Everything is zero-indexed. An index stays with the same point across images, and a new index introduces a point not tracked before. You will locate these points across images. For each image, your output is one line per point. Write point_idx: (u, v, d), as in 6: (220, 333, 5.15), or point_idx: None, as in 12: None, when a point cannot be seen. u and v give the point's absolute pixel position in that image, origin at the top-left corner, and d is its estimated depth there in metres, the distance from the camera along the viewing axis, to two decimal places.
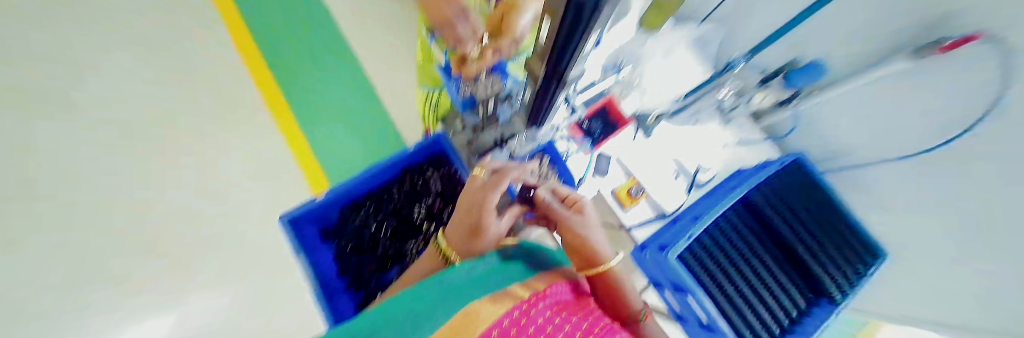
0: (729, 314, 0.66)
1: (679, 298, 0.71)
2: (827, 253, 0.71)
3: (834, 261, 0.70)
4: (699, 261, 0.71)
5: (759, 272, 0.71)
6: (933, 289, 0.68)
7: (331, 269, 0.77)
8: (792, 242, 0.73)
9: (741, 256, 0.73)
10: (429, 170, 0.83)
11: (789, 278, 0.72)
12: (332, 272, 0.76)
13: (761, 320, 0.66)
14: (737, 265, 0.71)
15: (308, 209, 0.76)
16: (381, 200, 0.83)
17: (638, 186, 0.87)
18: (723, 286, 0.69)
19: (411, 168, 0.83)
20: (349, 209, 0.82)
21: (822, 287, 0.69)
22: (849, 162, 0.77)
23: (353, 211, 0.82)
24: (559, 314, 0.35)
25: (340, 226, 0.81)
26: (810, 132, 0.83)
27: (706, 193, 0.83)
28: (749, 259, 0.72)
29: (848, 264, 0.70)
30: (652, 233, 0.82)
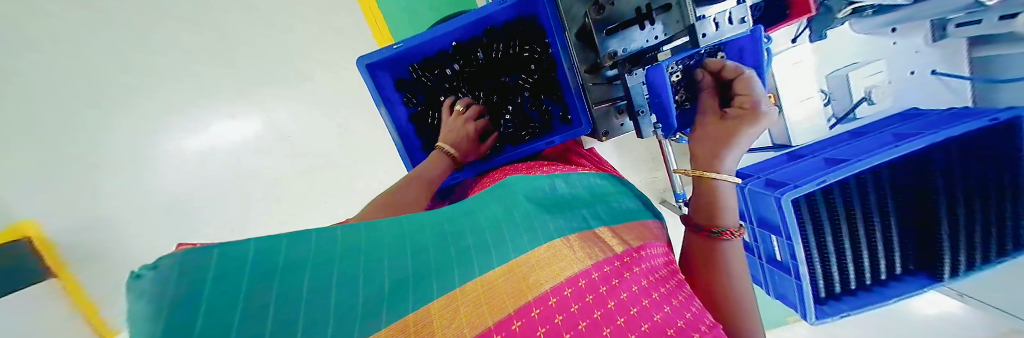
0: (811, 256, 0.62)
1: (758, 232, 0.69)
2: (887, 244, 0.63)
3: (887, 249, 0.63)
4: (813, 209, 0.61)
5: (838, 242, 0.62)
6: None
7: (409, 131, 0.73)
8: (889, 225, 0.62)
9: (829, 227, 0.61)
10: (519, 38, 0.64)
11: (883, 251, 0.63)
12: (410, 130, 0.73)
13: (829, 276, 0.64)
14: (851, 215, 0.61)
15: (385, 56, 0.63)
16: (460, 67, 0.67)
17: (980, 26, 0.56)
18: (824, 236, 0.61)
19: (498, 28, 0.64)
20: (421, 70, 0.68)
21: (894, 268, 0.64)
22: None
23: (429, 72, 0.68)
24: (649, 293, 0.31)
25: (416, 85, 0.69)
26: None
27: (899, 144, 0.55)
28: (835, 231, 0.61)
29: (889, 258, 0.63)
30: (761, 169, 0.72)
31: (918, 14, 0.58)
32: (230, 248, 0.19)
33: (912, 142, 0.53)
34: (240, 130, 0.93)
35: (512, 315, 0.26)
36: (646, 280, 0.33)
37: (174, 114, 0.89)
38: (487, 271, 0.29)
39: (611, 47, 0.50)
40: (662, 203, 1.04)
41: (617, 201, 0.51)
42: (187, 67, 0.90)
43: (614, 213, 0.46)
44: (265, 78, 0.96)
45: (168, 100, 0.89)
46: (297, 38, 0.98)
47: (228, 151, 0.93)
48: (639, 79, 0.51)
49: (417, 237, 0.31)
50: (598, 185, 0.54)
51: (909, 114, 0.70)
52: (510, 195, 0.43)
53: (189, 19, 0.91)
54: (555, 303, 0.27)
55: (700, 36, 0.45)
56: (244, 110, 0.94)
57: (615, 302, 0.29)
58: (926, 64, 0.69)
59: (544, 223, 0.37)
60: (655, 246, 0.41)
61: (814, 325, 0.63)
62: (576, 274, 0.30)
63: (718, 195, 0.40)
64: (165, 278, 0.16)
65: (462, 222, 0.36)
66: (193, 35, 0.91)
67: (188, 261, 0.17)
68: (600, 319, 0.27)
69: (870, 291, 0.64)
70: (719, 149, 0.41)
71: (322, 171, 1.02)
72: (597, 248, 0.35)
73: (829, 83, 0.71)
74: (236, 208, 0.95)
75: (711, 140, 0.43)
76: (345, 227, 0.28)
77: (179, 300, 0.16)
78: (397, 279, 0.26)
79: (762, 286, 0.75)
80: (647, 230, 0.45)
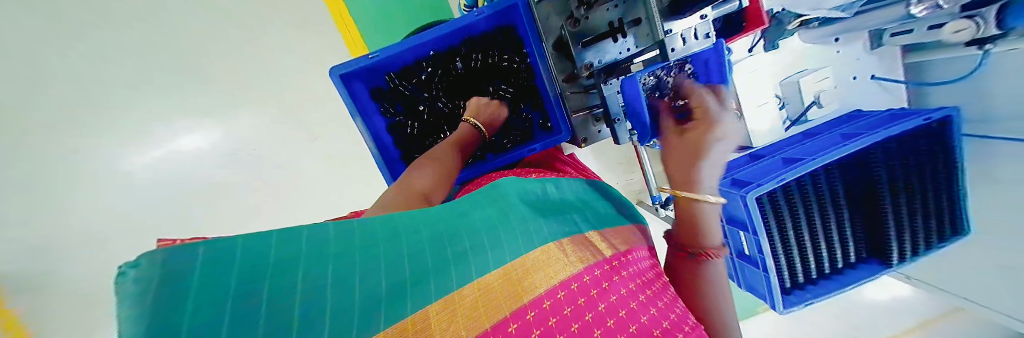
0: (777, 251, 0.66)
1: (728, 229, 0.73)
2: (844, 236, 0.69)
3: (844, 240, 0.69)
4: (775, 205, 0.66)
5: (802, 236, 0.67)
6: (976, 271, 0.69)
7: (388, 141, 0.72)
8: (844, 220, 0.67)
9: (791, 220, 0.66)
10: (497, 47, 0.65)
11: (840, 242, 0.69)
12: (388, 142, 0.72)
13: (793, 268, 0.69)
14: (810, 211, 0.66)
15: (361, 65, 0.61)
16: (440, 76, 0.68)
17: (907, 37, 0.63)
18: (785, 230, 0.66)
19: (476, 38, 0.65)
20: (399, 79, 0.68)
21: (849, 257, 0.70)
22: (986, 129, 0.63)
23: (409, 81, 0.68)
24: (637, 296, 0.32)
25: (395, 95, 0.69)
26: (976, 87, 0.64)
27: (847, 143, 0.60)
28: (798, 225, 0.66)
29: (846, 249, 0.69)
30: (730, 168, 0.77)
31: (857, 27, 0.65)
32: (220, 245, 0.18)
33: (860, 141, 0.58)
34: (196, 144, 0.87)
35: (509, 316, 0.26)
36: (634, 283, 0.34)
37: (128, 128, 0.83)
38: (485, 275, 0.29)
39: (588, 59, 0.52)
40: (640, 204, 1.09)
41: (603, 206, 0.53)
42: (144, 79, 0.86)
43: (600, 218, 0.48)
44: (230, 89, 0.91)
45: (119, 113, 0.83)
46: (263, 47, 0.94)
47: (188, 165, 0.87)
48: (614, 88, 0.54)
49: (412, 238, 0.30)
50: (584, 191, 0.55)
51: (854, 116, 0.77)
52: (503, 197, 0.42)
53: (146, 30, 0.87)
54: (550, 306, 0.28)
55: (670, 50, 0.50)
56: (205, 121, 0.88)
57: (606, 305, 0.30)
58: (867, 69, 0.76)
59: (537, 227, 0.38)
60: (640, 250, 0.42)
61: (781, 313, 0.68)
62: (569, 277, 0.31)
63: (699, 215, 0.41)
64: (153, 277, 0.14)
65: (456, 223, 0.35)
66: (151, 46, 0.87)
67: (182, 256, 0.16)
68: (592, 321, 0.28)
69: (829, 279, 0.69)
70: (691, 165, 0.43)
71: (294, 184, 0.97)
72: (588, 252, 0.36)
73: (784, 90, 0.77)
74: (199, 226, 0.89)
75: (677, 154, 0.45)
76: (338, 226, 0.26)
77: (162, 299, 0.15)
78: (393, 280, 0.26)
79: (734, 279, 0.79)
80: (633, 235, 0.46)
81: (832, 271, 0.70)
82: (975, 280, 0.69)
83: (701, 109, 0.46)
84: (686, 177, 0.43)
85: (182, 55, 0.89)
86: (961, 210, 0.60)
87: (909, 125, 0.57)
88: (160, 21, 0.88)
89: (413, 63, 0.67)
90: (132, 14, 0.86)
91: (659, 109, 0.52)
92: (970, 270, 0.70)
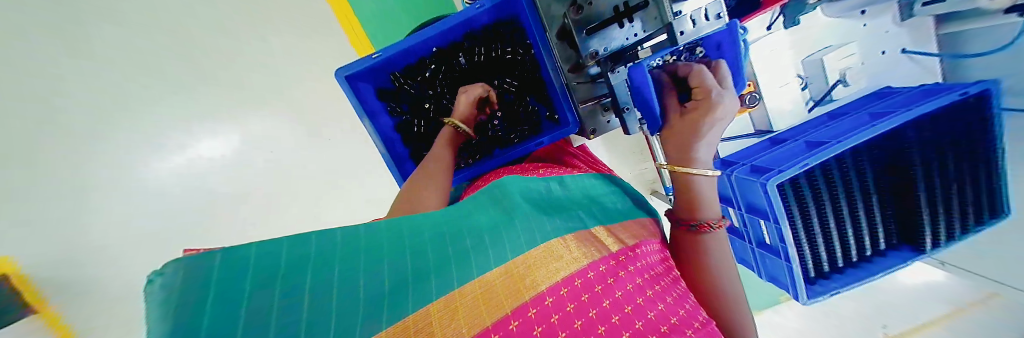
0: (799, 239, 0.63)
1: (747, 217, 0.70)
2: (871, 222, 0.65)
3: (872, 226, 0.65)
4: (796, 191, 0.63)
5: (825, 223, 0.64)
6: (1005, 253, 0.66)
7: (396, 141, 0.72)
8: (871, 206, 0.64)
9: (814, 206, 0.62)
10: (500, 40, 0.64)
11: (868, 228, 0.65)
12: (396, 140, 0.72)
13: (817, 256, 0.66)
14: (834, 197, 0.62)
15: (365, 66, 0.62)
16: (444, 73, 0.68)
17: (940, 5, 0.59)
18: (808, 218, 0.63)
19: (478, 32, 0.64)
20: (403, 77, 0.68)
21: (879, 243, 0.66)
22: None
23: (413, 79, 0.68)
24: (645, 291, 0.32)
25: (400, 94, 0.69)
26: (1012, 58, 0.60)
27: (874, 123, 0.57)
28: (822, 212, 0.63)
29: (873, 235, 0.66)
30: (746, 154, 0.74)
31: None
32: (236, 251, 0.19)
33: (888, 120, 0.55)
34: (220, 150, 0.90)
35: (510, 314, 0.25)
36: (641, 278, 0.33)
37: (143, 135, 0.85)
38: (486, 273, 0.28)
39: (593, 47, 0.51)
40: (652, 194, 1.07)
41: (612, 201, 0.51)
42: (157, 87, 0.88)
43: (609, 213, 0.47)
44: (243, 94, 0.94)
45: (131, 119, 0.84)
46: (274, 55, 0.98)
47: (205, 169, 0.89)
48: (621, 77, 0.52)
49: (417, 237, 0.30)
50: (592, 186, 0.53)
51: (881, 93, 0.73)
52: (506, 196, 0.42)
53: (160, 41, 0.89)
54: (553, 303, 0.27)
55: (679, 34, 0.46)
56: (220, 127, 0.91)
57: (611, 300, 0.29)
58: (896, 43, 0.72)
59: (542, 223, 0.37)
60: (651, 244, 0.41)
61: (806, 304, 0.65)
62: (571, 274, 0.30)
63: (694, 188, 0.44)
64: (172, 283, 0.16)
65: (460, 222, 0.35)
66: (167, 54, 0.90)
67: (198, 265, 0.17)
68: (596, 317, 0.27)
69: (857, 267, 0.66)
70: (687, 143, 0.44)
71: (310, 184, 1.01)
72: (593, 248, 0.35)
73: (806, 68, 0.73)
74: (217, 229, 0.91)
75: (673, 131, 0.46)
76: (345, 231, 0.27)
77: (183, 303, 0.16)
78: (397, 280, 0.26)
79: (754, 269, 0.77)
80: (643, 231, 0.44)
81: (860, 259, 0.67)
82: (1006, 262, 0.66)
83: (701, 90, 0.44)
84: (684, 155, 0.44)
85: (197, 64, 0.91)
86: (999, 194, 0.56)
87: (943, 101, 0.53)
88: (174, 30, 0.91)
89: (417, 62, 0.67)
90: (146, 25, 0.88)
91: (665, 88, 0.50)
92: (994, 251, 0.68)
